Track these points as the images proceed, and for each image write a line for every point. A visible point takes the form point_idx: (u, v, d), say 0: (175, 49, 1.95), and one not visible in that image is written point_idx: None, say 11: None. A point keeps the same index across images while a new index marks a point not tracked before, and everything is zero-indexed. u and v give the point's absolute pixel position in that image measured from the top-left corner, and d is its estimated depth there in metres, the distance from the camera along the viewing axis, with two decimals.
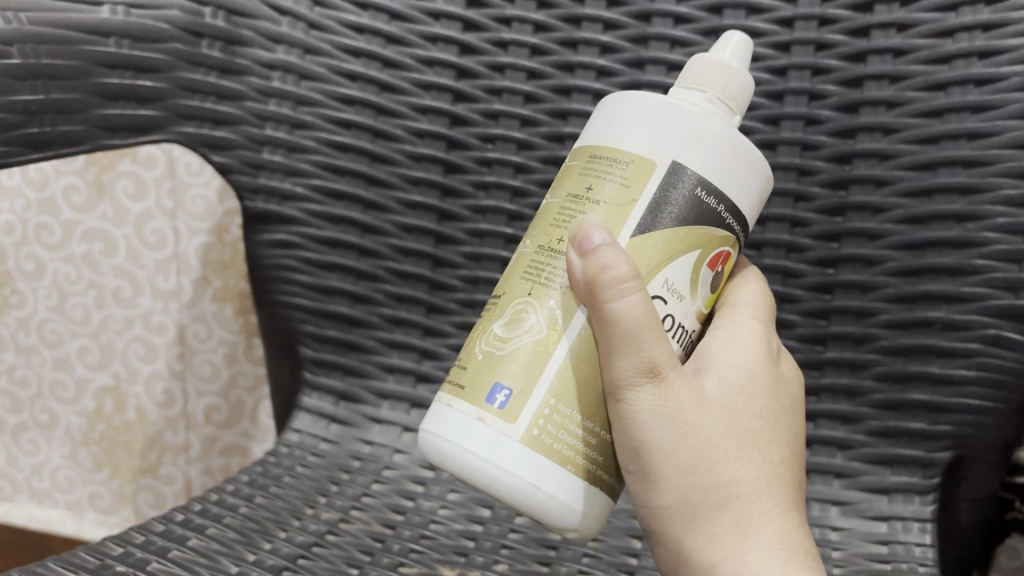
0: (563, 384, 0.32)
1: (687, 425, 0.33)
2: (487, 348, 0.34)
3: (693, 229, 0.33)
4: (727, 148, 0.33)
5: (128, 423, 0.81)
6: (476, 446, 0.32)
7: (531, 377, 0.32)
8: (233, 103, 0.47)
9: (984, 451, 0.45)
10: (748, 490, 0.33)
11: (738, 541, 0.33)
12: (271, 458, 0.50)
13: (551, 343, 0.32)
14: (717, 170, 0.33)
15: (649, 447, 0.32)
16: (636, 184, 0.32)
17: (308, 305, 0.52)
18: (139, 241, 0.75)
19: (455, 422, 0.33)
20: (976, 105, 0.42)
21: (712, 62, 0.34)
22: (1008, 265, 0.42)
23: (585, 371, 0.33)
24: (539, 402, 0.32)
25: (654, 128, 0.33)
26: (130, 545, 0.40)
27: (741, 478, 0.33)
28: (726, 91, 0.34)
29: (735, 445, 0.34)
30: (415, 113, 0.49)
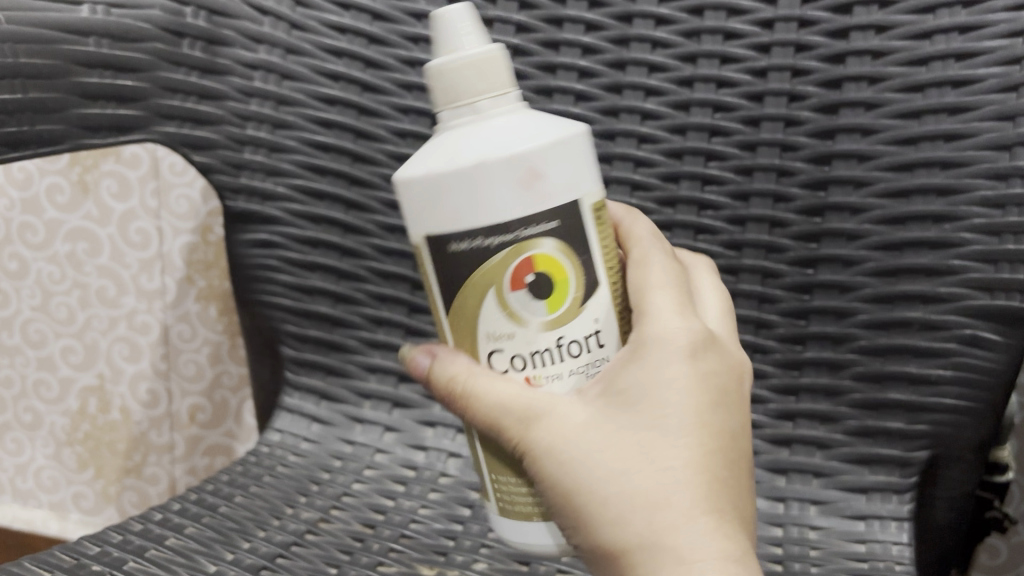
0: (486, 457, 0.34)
1: (586, 450, 0.29)
2: None
3: (474, 275, 0.31)
4: (472, 184, 0.29)
5: (113, 423, 0.81)
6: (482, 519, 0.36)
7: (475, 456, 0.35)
8: (214, 103, 0.47)
9: (960, 450, 0.45)
10: (670, 501, 0.28)
11: (654, 555, 0.28)
12: (251, 458, 0.50)
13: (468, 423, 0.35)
14: (486, 200, 0.29)
15: (551, 481, 0.30)
16: (423, 269, 0.32)
17: (290, 305, 0.52)
18: (122, 241, 0.74)
19: None
20: (953, 107, 0.42)
21: (455, 68, 0.30)
22: (983, 265, 0.42)
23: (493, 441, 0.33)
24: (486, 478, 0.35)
25: (425, 203, 0.30)
26: (106, 544, 0.40)
27: (664, 489, 0.28)
28: (486, 85, 0.30)
29: (651, 448, 0.29)
30: (397, 114, 0.49)
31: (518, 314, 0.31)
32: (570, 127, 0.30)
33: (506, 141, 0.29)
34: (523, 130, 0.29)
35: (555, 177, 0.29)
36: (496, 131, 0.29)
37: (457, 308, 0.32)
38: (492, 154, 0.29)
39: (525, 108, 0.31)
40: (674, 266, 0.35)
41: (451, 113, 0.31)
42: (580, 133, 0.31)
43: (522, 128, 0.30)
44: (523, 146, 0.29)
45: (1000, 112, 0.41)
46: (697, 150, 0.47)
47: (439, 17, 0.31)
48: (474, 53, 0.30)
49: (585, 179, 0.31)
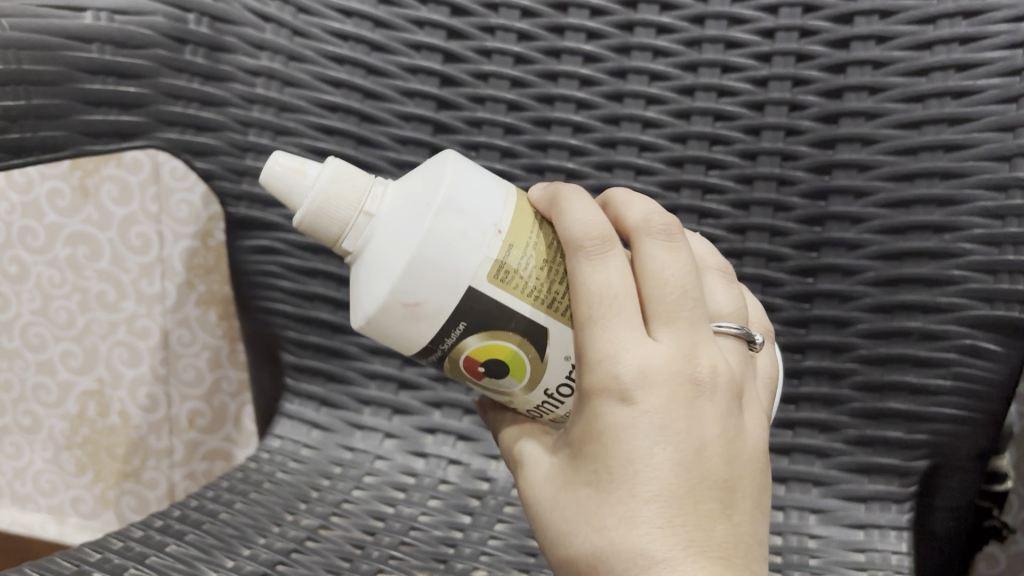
0: None
1: (554, 507, 0.30)
2: None
3: (453, 373, 0.34)
4: (378, 330, 0.32)
5: (112, 428, 0.81)
6: None
7: None
8: (217, 109, 0.47)
9: (960, 459, 0.45)
10: (610, 563, 0.27)
11: None
12: (252, 465, 0.50)
13: None
14: (400, 336, 0.32)
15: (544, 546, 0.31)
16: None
17: (290, 311, 0.52)
18: (123, 246, 0.74)
19: None
20: (954, 117, 0.42)
21: (313, 211, 0.33)
22: (983, 275, 0.42)
23: None
24: None
25: None
26: (108, 551, 0.40)
27: (605, 552, 0.27)
28: (339, 222, 0.33)
29: (598, 504, 0.28)
30: (398, 121, 0.49)
31: (501, 387, 0.34)
32: (428, 225, 0.31)
33: (380, 288, 0.31)
34: (390, 262, 0.31)
35: (429, 294, 0.31)
36: (375, 271, 0.32)
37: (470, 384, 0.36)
38: (373, 310, 0.32)
39: (390, 214, 0.32)
40: (612, 265, 0.31)
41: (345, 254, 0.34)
42: (441, 220, 0.31)
43: (390, 257, 0.31)
44: (388, 292, 0.31)
45: (1000, 123, 0.41)
46: (697, 159, 0.48)
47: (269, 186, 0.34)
48: (316, 198, 0.33)
49: (470, 256, 0.31)
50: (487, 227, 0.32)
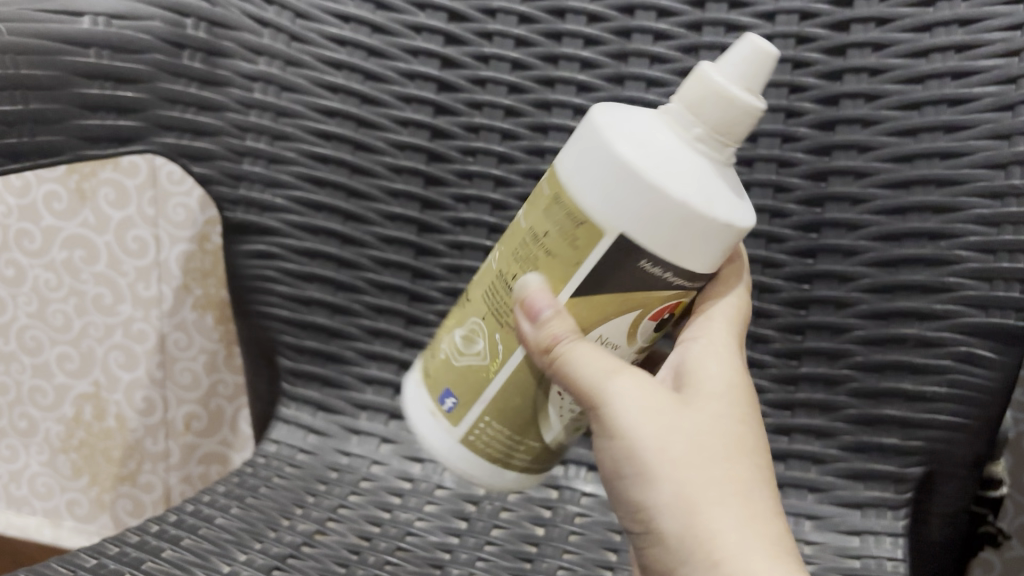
0: (498, 406, 0.36)
1: (680, 431, 0.32)
2: (448, 351, 0.38)
3: (624, 292, 0.32)
4: (700, 229, 0.30)
5: (108, 431, 0.81)
6: (432, 440, 0.38)
7: (473, 394, 0.37)
8: (214, 114, 0.47)
9: (954, 466, 0.45)
10: (745, 487, 0.32)
11: (734, 525, 0.31)
12: (248, 469, 0.50)
13: (489, 372, 0.36)
14: (694, 248, 0.31)
15: (636, 451, 0.32)
16: (583, 249, 0.32)
17: (287, 316, 0.52)
18: (120, 249, 0.74)
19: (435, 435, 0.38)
20: (949, 125, 0.42)
21: (727, 99, 0.31)
22: (978, 283, 0.42)
23: (511, 403, 0.36)
24: (474, 418, 0.36)
25: (637, 207, 0.30)
26: (103, 556, 0.40)
27: (735, 476, 0.32)
28: (732, 136, 0.31)
29: (728, 440, 0.33)
30: (396, 126, 0.49)
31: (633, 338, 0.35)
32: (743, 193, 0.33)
33: (717, 205, 0.30)
34: (725, 193, 0.31)
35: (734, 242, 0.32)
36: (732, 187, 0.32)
37: (590, 305, 0.33)
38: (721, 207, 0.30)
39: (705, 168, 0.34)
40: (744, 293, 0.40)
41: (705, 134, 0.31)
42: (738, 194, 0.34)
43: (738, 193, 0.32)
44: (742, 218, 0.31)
45: (997, 131, 0.41)
46: None
47: (738, 57, 0.32)
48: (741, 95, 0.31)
49: None
50: None
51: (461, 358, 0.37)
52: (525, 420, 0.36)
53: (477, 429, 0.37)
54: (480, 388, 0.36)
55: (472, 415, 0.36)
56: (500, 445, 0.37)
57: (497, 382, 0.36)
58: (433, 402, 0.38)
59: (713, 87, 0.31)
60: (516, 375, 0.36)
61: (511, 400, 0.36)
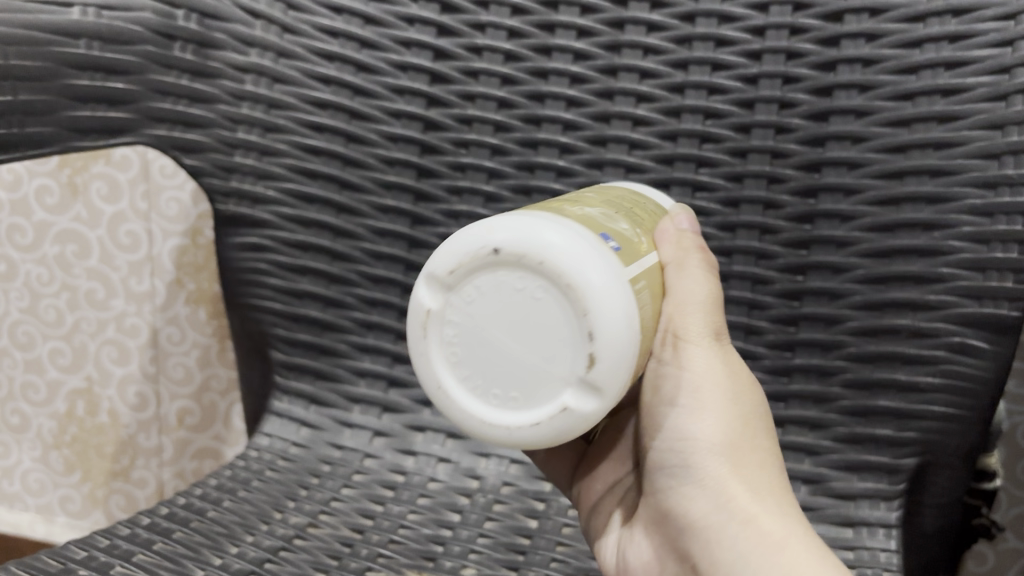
0: (649, 279, 0.32)
1: (743, 391, 0.35)
2: (587, 211, 0.32)
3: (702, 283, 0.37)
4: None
5: (100, 426, 0.81)
6: (602, 266, 0.29)
7: (632, 251, 0.32)
8: (206, 106, 0.47)
9: (948, 457, 0.45)
10: (776, 467, 0.35)
11: (768, 491, 0.33)
12: (240, 463, 0.50)
13: (644, 249, 0.33)
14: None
15: (704, 384, 0.34)
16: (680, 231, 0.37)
17: (280, 309, 0.52)
18: (112, 244, 0.73)
19: (602, 259, 0.29)
20: (942, 116, 0.42)
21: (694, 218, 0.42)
22: (972, 273, 0.42)
23: (655, 286, 0.33)
24: (637, 273, 0.31)
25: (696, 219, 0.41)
26: (93, 549, 0.40)
27: (769, 455, 0.35)
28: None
29: (765, 421, 0.36)
30: (388, 118, 0.49)
31: None
32: None
33: None
34: None
35: None
36: None
37: None
38: None
39: None
40: None
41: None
42: None
43: None
44: None
45: (990, 121, 0.41)
46: (688, 157, 0.48)
47: None
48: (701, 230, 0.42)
49: None
50: None
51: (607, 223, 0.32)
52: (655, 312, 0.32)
53: (640, 285, 0.31)
54: (634, 256, 0.32)
55: (634, 272, 0.31)
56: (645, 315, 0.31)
57: (649, 260, 0.33)
58: (594, 234, 0.30)
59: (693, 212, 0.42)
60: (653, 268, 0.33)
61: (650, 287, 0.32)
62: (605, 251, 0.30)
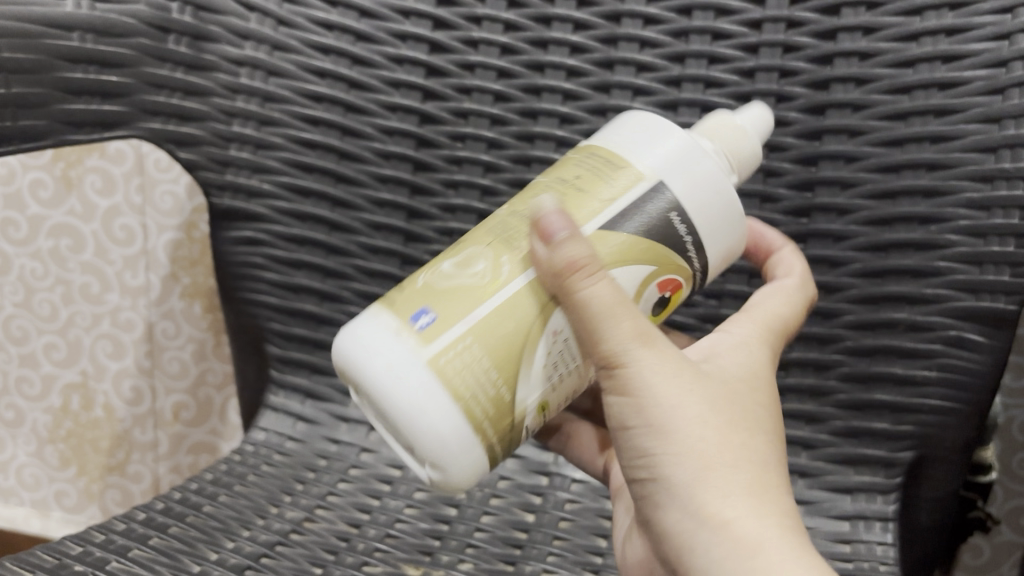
0: (485, 328, 0.31)
1: (704, 393, 0.31)
2: (429, 279, 0.33)
3: (653, 243, 0.33)
4: (722, 209, 0.34)
5: (96, 421, 0.81)
6: (387, 364, 0.31)
7: (463, 308, 0.31)
8: (201, 99, 0.47)
9: (945, 450, 0.45)
10: (760, 463, 0.31)
11: (747, 494, 0.30)
12: (236, 457, 0.50)
13: (492, 292, 0.32)
14: (710, 224, 0.34)
15: (651, 398, 0.31)
16: (620, 185, 0.33)
17: (276, 303, 0.52)
18: (107, 238, 0.73)
19: (389, 356, 0.31)
20: (939, 109, 0.42)
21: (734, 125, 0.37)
22: (969, 266, 0.42)
23: (506, 328, 0.32)
24: (455, 335, 0.31)
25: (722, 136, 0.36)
26: (89, 544, 0.40)
27: (752, 451, 0.31)
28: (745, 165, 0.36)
29: (744, 415, 0.32)
30: (384, 112, 0.49)
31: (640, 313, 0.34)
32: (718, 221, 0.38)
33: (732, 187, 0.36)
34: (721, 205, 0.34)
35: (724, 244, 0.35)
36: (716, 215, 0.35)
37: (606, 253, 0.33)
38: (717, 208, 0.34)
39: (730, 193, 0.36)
40: None
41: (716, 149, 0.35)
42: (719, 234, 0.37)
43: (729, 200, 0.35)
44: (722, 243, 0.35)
45: (986, 115, 0.41)
46: None
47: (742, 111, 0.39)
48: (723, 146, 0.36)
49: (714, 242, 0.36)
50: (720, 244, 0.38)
51: (453, 279, 0.33)
52: (511, 354, 0.32)
53: (454, 349, 0.31)
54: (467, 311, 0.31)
55: (453, 333, 0.31)
56: (475, 377, 0.31)
57: (501, 298, 0.32)
58: (399, 322, 0.31)
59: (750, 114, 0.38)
60: (517, 299, 0.32)
61: (501, 328, 0.31)
62: (400, 340, 0.31)
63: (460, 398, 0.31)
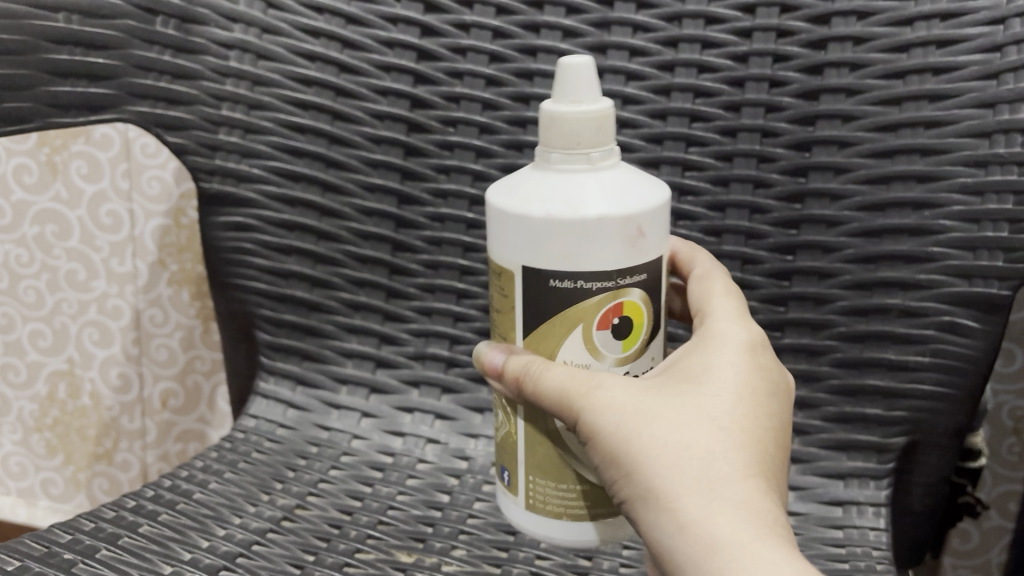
0: (533, 464, 0.37)
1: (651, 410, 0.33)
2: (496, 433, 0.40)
3: (564, 310, 0.35)
4: (578, 234, 0.33)
5: (83, 409, 0.80)
6: (509, 515, 0.40)
7: (513, 458, 0.38)
8: (190, 83, 0.46)
9: (938, 436, 0.45)
10: (719, 453, 0.31)
11: (703, 492, 0.30)
12: (227, 444, 0.49)
13: (512, 436, 0.38)
14: (587, 252, 0.33)
15: (601, 432, 0.33)
16: (512, 293, 0.36)
17: (266, 289, 0.51)
18: (93, 224, 0.72)
19: (510, 510, 0.40)
20: (933, 94, 0.42)
21: (549, 116, 0.34)
22: (963, 252, 0.42)
23: (543, 454, 0.37)
24: (525, 480, 0.38)
25: (565, 147, 0.34)
26: (78, 533, 0.40)
27: (709, 445, 0.31)
28: (604, 138, 0.34)
29: (700, 412, 0.32)
30: (375, 96, 0.48)
31: (599, 349, 0.35)
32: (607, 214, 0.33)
33: (583, 203, 0.33)
34: (576, 236, 0.33)
35: (618, 243, 0.33)
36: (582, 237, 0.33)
37: (542, 336, 0.36)
38: (570, 238, 0.33)
39: (605, 184, 0.34)
40: None
41: (564, 155, 0.34)
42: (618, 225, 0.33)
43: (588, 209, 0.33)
44: (636, 208, 0.33)
45: (981, 99, 0.41)
46: (677, 136, 0.47)
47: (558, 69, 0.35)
48: (562, 149, 0.34)
49: (611, 243, 0.33)
50: (631, 224, 0.33)
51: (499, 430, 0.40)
52: (557, 466, 0.37)
53: (530, 488, 0.38)
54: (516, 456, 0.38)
55: (522, 479, 0.38)
56: (556, 496, 0.37)
57: (520, 439, 0.37)
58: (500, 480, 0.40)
59: (541, 107, 0.34)
60: (527, 434, 0.37)
61: (540, 455, 0.37)
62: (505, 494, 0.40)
63: (559, 514, 0.37)
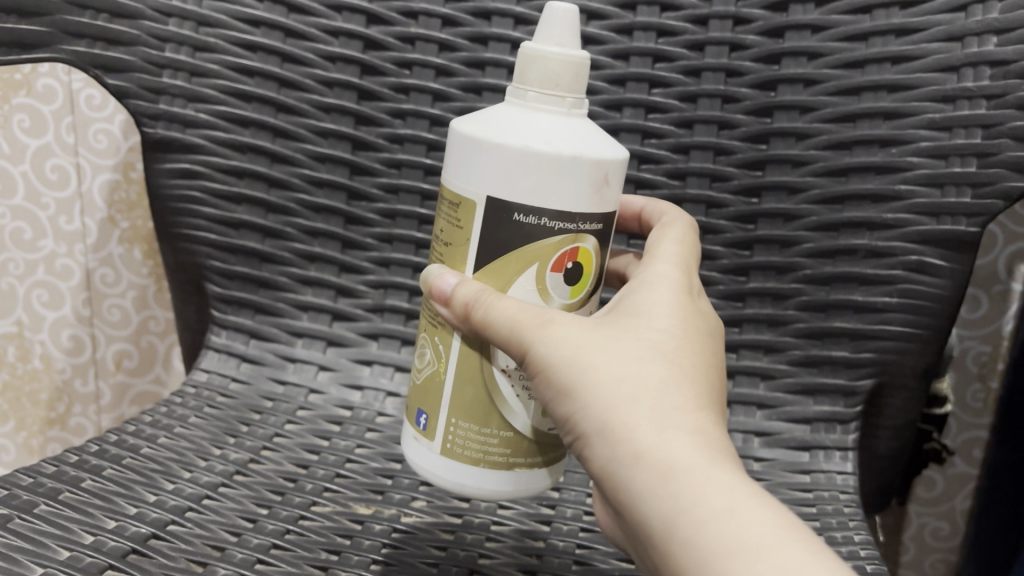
0: (459, 405, 0.34)
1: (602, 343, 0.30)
2: (413, 376, 0.36)
3: (521, 247, 0.32)
4: (555, 168, 0.30)
5: (34, 372, 0.77)
6: (415, 461, 0.36)
7: (435, 399, 0.34)
8: (129, 22, 0.44)
9: (903, 376, 0.45)
10: (669, 385, 0.28)
11: (657, 422, 0.27)
12: (177, 399, 0.48)
13: (440, 374, 0.34)
14: (557, 188, 0.30)
15: (550, 365, 0.30)
16: (467, 224, 0.32)
17: (214, 240, 0.49)
18: (39, 181, 0.70)
19: (416, 456, 0.35)
20: (899, 29, 0.41)
21: (530, 54, 0.31)
22: (929, 189, 0.41)
23: (473, 395, 0.33)
24: (444, 422, 0.34)
25: (543, 84, 0.31)
26: (17, 488, 0.37)
27: (659, 377, 0.29)
28: (580, 86, 0.32)
29: (649, 346, 0.30)
30: (325, 37, 0.46)
31: (549, 291, 0.33)
32: (578, 153, 0.30)
33: (559, 139, 0.30)
34: (546, 172, 0.30)
35: (584, 186, 0.31)
36: (551, 172, 0.30)
37: (494, 270, 0.32)
38: (540, 172, 0.30)
39: (579, 128, 0.31)
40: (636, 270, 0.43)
41: (541, 94, 0.31)
42: (586, 167, 0.31)
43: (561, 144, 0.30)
44: (606, 154, 0.31)
45: (949, 33, 0.40)
46: (640, 77, 0.45)
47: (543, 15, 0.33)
48: (538, 86, 0.31)
49: (577, 183, 0.31)
50: (601, 170, 0.31)
51: (420, 372, 0.36)
52: (487, 407, 0.33)
53: (448, 433, 0.34)
54: (439, 395, 0.34)
55: (442, 420, 0.34)
56: (478, 440, 0.34)
57: (449, 377, 0.34)
58: (411, 427, 0.36)
59: (521, 46, 0.32)
60: (460, 371, 0.33)
61: (466, 395, 0.33)
62: (416, 441, 0.35)
63: (478, 460, 0.34)
